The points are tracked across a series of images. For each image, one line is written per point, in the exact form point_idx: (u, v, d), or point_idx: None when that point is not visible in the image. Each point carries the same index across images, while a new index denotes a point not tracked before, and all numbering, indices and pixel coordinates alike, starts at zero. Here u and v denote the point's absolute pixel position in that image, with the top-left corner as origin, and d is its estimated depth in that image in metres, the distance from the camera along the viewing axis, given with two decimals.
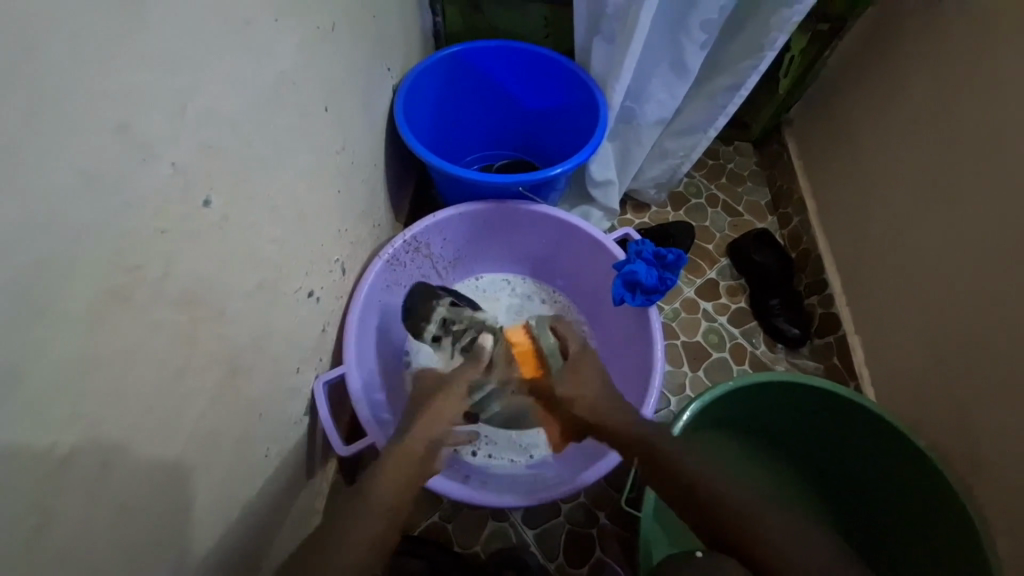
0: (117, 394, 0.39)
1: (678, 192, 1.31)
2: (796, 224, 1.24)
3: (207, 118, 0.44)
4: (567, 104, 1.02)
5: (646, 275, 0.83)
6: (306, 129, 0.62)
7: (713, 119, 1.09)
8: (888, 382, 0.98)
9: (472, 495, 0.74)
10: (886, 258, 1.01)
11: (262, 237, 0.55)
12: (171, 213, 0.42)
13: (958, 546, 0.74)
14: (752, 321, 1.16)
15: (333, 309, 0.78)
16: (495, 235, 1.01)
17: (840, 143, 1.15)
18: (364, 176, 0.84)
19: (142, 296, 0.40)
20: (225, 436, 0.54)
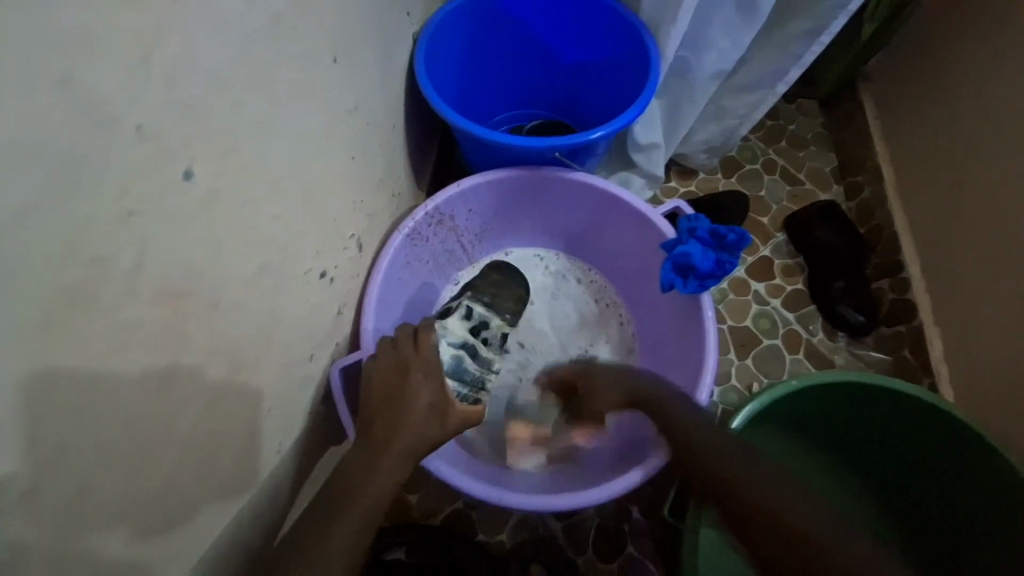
0: (83, 405, 0.34)
1: (731, 158, 1.17)
2: (867, 195, 1.08)
3: (182, 71, 0.36)
4: (613, 55, 0.89)
5: (701, 257, 0.73)
6: (311, 84, 0.53)
7: (783, 71, 0.94)
8: (969, 381, 0.87)
9: (502, 497, 0.69)
10: (980, 240, 0.86)
11: (261, 215, 0.48)
12: (140, 191, 0.34)
13: None
14: (810, 305, 1.04)
15: (349, 289, 0.72)
16: (525, 206, 0.91)
17: (932, 100, 0.98)
18: (381, 139, 0.74)
19: (110, 290, 0.34)
20: (226, 435, 0.49)
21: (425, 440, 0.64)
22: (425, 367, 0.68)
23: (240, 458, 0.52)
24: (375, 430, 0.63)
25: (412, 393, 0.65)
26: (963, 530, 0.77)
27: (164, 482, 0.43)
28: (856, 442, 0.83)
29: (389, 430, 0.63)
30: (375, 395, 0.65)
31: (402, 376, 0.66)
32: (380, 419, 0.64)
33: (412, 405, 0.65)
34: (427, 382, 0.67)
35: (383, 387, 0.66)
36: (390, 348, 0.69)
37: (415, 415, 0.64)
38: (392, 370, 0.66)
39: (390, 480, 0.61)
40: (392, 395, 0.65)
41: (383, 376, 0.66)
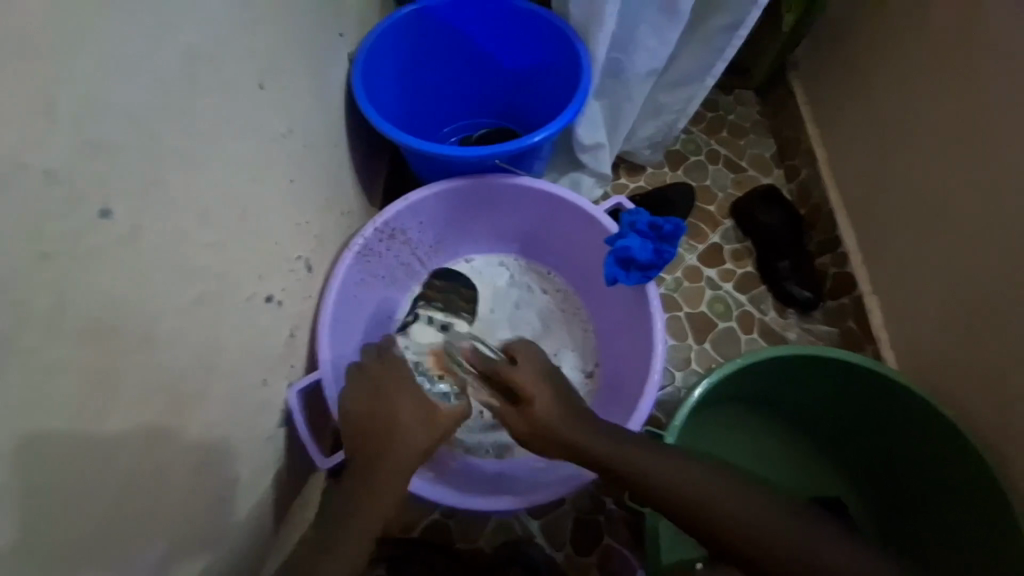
0: (16, 448, 0.34)
1: (676, 151, 1.21)
2: (804, 176, 1.14)
3: (90, 112, 0.37)
4: (548, 61, 0.92)
5: (640, 250, 0.76)
6: (237, 112, 0.54)
7: (709, 65, 0.98)
8: (908, 344, 0.92)
9: (466, 501, 0.70)
10: (905, 211, 0.92)
11: (193, 244, 0.48)
12: (53, 231, 0.35)
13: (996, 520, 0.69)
14: (760, 285, 1.08)
15: (301, 310, 0.72)
16: (476, 214, 0.93)
17: (851, 83, 1.04)
18: (323, 160, 0.75)
19: (30, 334, 0.34)
20: (177, 469, 0.49)
21: (416, 445, 0.66)
22: (394, 380, 0.72)
23: (196, 489, 0.52)
24: (364, 448, 0.65)
25: (391, 406, 0.68)
26: (918, 492, 0.80)
27: (110, 522, 0.42)
28: (809, 413, 0.88)
29: (382, 440, 0.65)
30: (354, 419, 0.67)
31: (374, 394, 0.69)
32: (369, 436, 0.65)
33: (396, 418, 0.67)
34: (402, 392, 0.70)
35: (359, 411, 0.67)
36: (365, 371, 0.73)
37: (402, 423, 0.66)
38: (366, 396, 0.69)
39: (388, 500, 0.62)
40: (374, 415, 0.67)
41: (355, 401, 0.69)
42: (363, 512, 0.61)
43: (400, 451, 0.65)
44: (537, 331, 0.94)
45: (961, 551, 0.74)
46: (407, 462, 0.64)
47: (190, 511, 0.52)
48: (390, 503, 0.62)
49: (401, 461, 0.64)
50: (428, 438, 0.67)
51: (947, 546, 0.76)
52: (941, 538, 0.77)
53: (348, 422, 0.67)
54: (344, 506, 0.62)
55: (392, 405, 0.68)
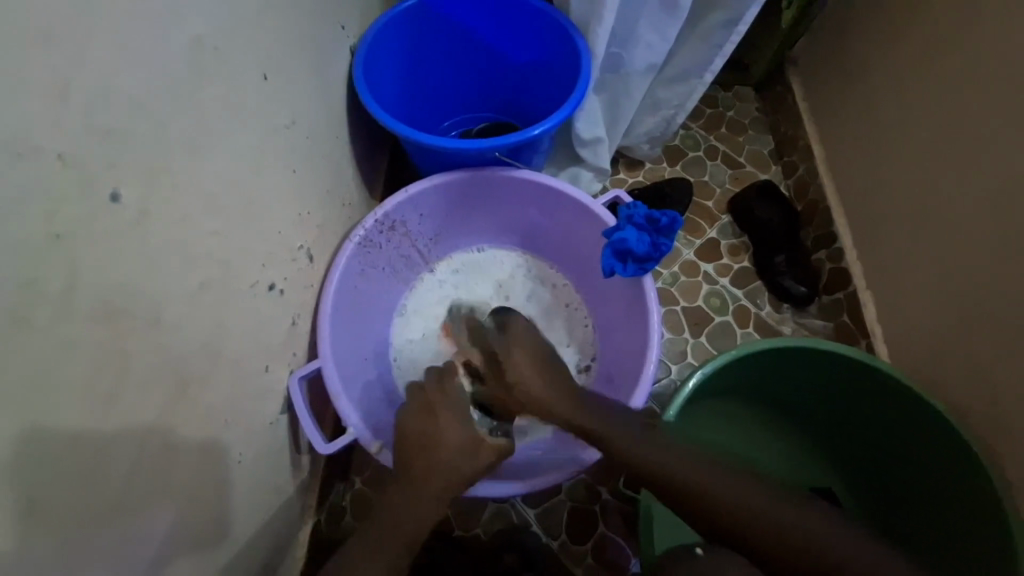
0: (31, 422, 0.35)
1: (674, 147, 1.22)
2: (802, 172, 1.15)
3: (100, 99, 0.38)
4: (548, 57, 0.92)
5: (637, 241, 0.77)
6: (242, 102, 0.55)
7: (708, 61, 0.99)
8: (900, 339, 0.93)
9: (465, 487, 0.70)
10: (899, 207, 0.93)
11: (198, 230, 0.49)
12: (65, 213, 0.36)
13: (985, 509, 0.70)
14: (756, 280, 1.09)
15: (303, 299, 0.73)
16: (475, 207, 0.94)
17: (848, 81, 1.05)
18: (325, 151, 0.76)
19: (42, 312, 0.35)
20: (182, 451, 0.51)
21: (459, 473, 0.67)
22: (451, 407, 0.72)
23: (200, 471, 0.54)
24: (413, 471, 0.66)
25: (442, 434, 0.69)
26: (908, 484, 0.81)
27: (119, 500, 0.44)
28: (801, 405, 0.89)
29: (427, 467, 0.66)
30: (409, 440, 0.69)
31: (431, 419, 0.70)
32: (416, 459, 0.67)
33: (444, 445, 0.68)
34: (455, 421, 0.70)
35: (416, 432, 0.69)
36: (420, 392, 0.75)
37: (449, 452, 0.68)
38: (420, 415, 0.71)
39: (427, 515, 0.64)
40: (424, 440, 0.68)
41: (415, 421, 0.70)
42: (405, 524, 0.63)
43: (445, 471, 0.66)
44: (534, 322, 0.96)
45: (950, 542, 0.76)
46: (445, 490, 0.66)
47: (195, 492, 0.53)
48: (430, 516, 0.64)
49: (440, 489, 0.66)
50: (472, 468, 0.68)
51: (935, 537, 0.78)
52: (929, 529, 0.78)
53: (403, 440, 0.69)
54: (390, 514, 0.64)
55: (440, 425, 0.70)
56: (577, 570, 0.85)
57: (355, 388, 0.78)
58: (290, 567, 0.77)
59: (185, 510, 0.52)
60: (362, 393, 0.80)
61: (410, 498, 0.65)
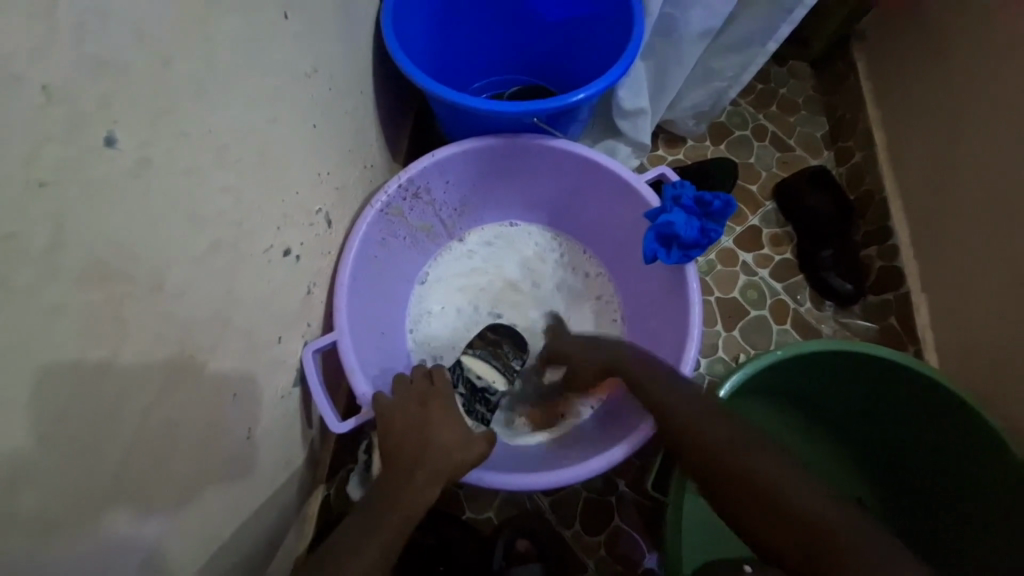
0: (18, 398, 0.31)
1: (720, 124, 1.13)
2: (858, 160, 1.05)
3: (92, 20, 0.32)
4: (595, 13, 0.83)
5: (685, 226, 0.71)
6: (259, 41, 0.48)
7: (772, 29, 0.89)
8: (955, 347, 0.87)
9: (485, 476, 0.66)
10: (969, 203, 0.84)
11: (206, 186, 0.44)
12: (50, 157, 0.30)
13: None
14: (797, 274, 1.02)
15: (319, 267, 0.68)
16: (505, 177, 0.87)
17: (924, 59, 0.94)
18: (347, 106, 0.70)
19: (24, 273, 0.30)
20: (187, 426, 0.47)
21: (450, 459, 0.62)
22: (443, 397, 0.69)
23: (206, 446, 0.50)
24: (402, 457, 0.62)
25: (434, 424, 0.65)
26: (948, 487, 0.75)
27: (119, 479, 0.40)
28: (835, 412, 0.84)
29: (418, 452, 0.62)
30: (396, 429, 0.64)
31: (422, 409, 0.67)
32: (406, 446, 0.63)
33: (434, 433, 0.64)
34: (448, 413, 0.67)
35: (403, 422, 0.65)
36: (407, 384, 0.71)
37: (439, 440, 0.63)
38: (413, 401, 0.67)
39: (421, 493, 0.59)
40: (414, 429, 0.64)
41: (403, 411, 0.66)
42: (399, 501, 0.58)
43: (439, 451, 0.62)
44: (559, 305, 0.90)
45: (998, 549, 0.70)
46: (438, 471, 0.61)
47: (203, 468, 0.50)
48: (423, 495, 0.59)
49: (433, 470, 0.61)
50: (464, 455, 0.63)
51: (979, 544, 0.72)
52: (968, 531, 0.73)
53: (390, 429, 0.64)
54: (381, 498, 0.59)
55: (429, 411, 0.66)
56: (590, 563, 0.82)
57: (371, 365, 0.74)
58: (298, 542, 0.75)
59: (193, 485, 0.49)
60: (380, 369, 0.76)
61: (398, 482, 0.59)
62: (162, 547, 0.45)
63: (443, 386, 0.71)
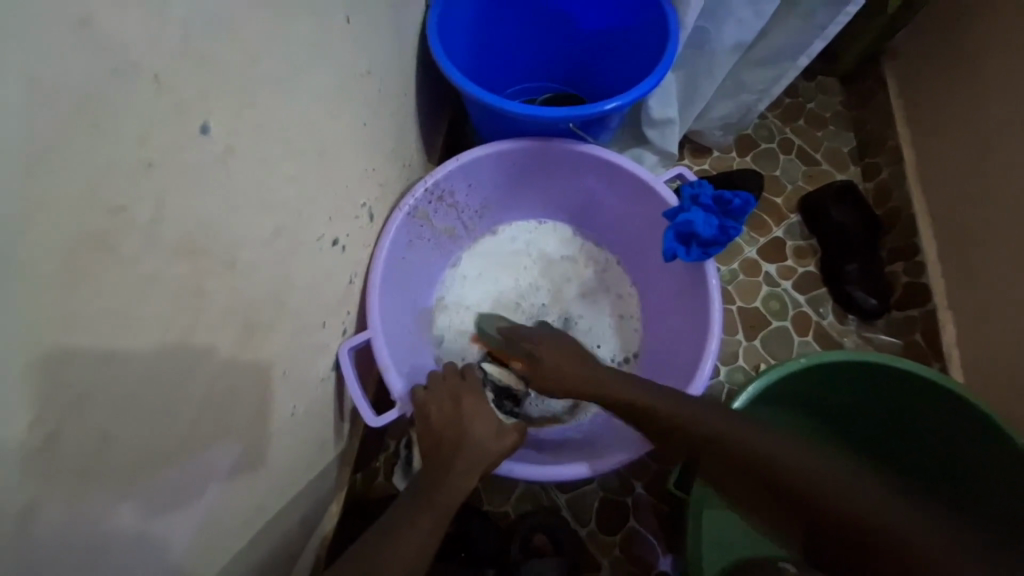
0: (114, 355, 0.34)
1: (747, 136, 1.14)
2: (885, 176, 1.06)
3: (197, 21, 0.35)
4: (631, 26, 0.86)
5: (704, 224, 0.73)
6: (325, 43, 0.52)
7: (805, 44, 0.91)
8: (979, 364, 0.87)
9: (515, 468, 0.68)
10: (998, 221, 0.84)
11: (274, 175, 0.48)
12: (158, 141, 0.34)
13: None
14: (820, 287, 1.03)
15: (359, 258, 0.72)
16: (527, 179, 0.89)
17: (956, 77, 0.94)
18: (392, 107, 0.73)
19: (130, 243, 0.33)
20: (243, 397, 0.50)
21: (484, 450, 0.65)
22: (475, 393, 0.71)
23: (256, 419, 0.53)
24: (441, 449, 0.65)
25: (469, 420, 0.67)
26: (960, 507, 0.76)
27: (185, 440, 0.43)
28: (858, 426, 0.83)
29: (454, 446, 0.65)
30: (433, 424, 0.67)
31: (456, 405, 0.69)
32: (444, 438, 0.66)
33: (470, 428, 0.66)
34: (480, 408, 0.69)
35: (439, 416, 0.68)
36: (440, 380, 0.73)
37: (475, 435, 0.66)
38: (445, 398, 0.70)
39: (463, 482, 0.63)
40: (450, 424, 0.67)
41: (439, 407, 0.68)
42: (443, 490, 0.62)
43: (475, 445, 0.65)
44: (573, 299, 0.92)
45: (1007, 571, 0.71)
46: (474, 461, 0.64)
47: (252, 438, 0.53)
48: (463, 486, 0.63)
49: (470, 460, 0.64)
50: (499, 446, 0.66)
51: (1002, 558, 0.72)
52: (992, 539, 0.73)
53: (427, 423, 0.68)
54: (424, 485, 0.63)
55: (462, 407, 0.69)
56: (603, 561, 0.84)
57: (402, 361, 0.77)
58: (324, 524, 0.78)
59: (243, 455, 0.52)
60: (410, 365, 0.79)
61: (437, 472, 0.63)
62: (213, 509, 0.49)
63: (473, 382, 0.73)
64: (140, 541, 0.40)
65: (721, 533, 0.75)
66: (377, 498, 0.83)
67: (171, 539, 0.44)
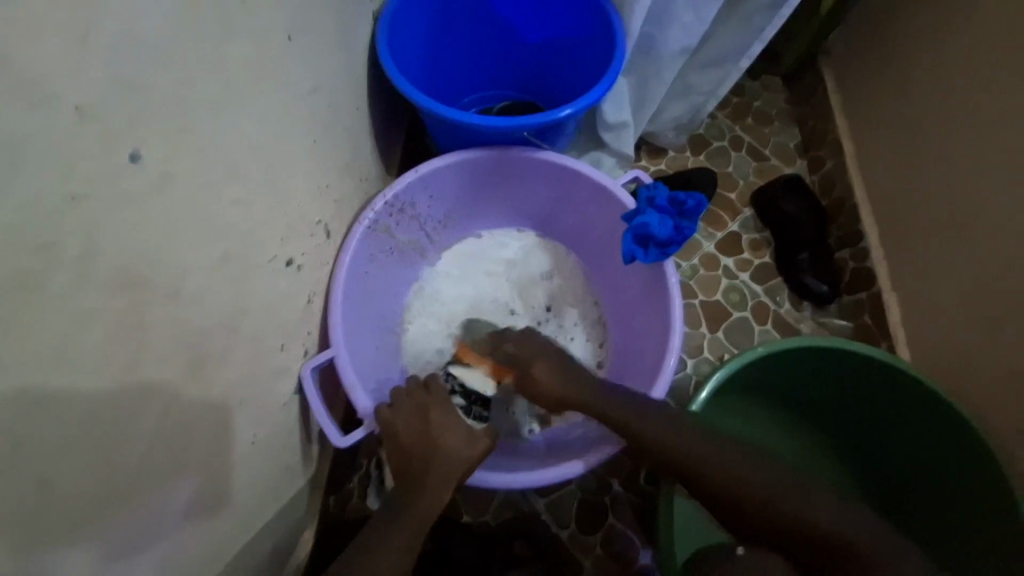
0: (45, 400, 0.32)
1: (699, 136, 1.18)
2: (828, 168, 1.11)
3: (122, 47, 0.34)
4: (579, 35, 0.88)
5: (660, 226, 0.75)
6: (266, 62, 0.51)
7: (745, 47, 0.96)
8: (925, 342, 0.92)
9: (487, 478, 0.68)
10: (933, 206, 0.90)
11: (218, 199, 0.46)
12: (83, 172, 0.33)
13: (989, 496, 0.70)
14: (776, 277, 1.07)
15: (318, 276, 0.71)
16: (487, 188, 0.90)
17: (887, 73, 1.00)
18: (344, 123, 0.73)
19: (59, 279, 0.32)
20: (199, 429, 0.48)
21: (457, 461, 0.65)
22: (441, 405, 0.70)
23: (215, 451, 0.52)
24: (413, 467, 0.65)
25: (438, 432, 0.67)
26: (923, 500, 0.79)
27: (133, 483, 0.41)
28: (816, 408, 0.87)
29: (425, 461, 0.65)
30: (403, 441, 0.67)
31: (423, 419, 0.68)
32: (415, 454, 0.66)
33: (439, 442, 0.66)
34: (450, 419, 0.68)
35: (408, 433, 0.67)
36: (404, 395, 0.71)
37: (446, 447, 0.65)
38: (413, 413, 0.69)
39: (438, 497, 0.63)
40: (420, 438, 0.66)
41: (405, 423, 0.68)
42: (416, 508, 0.61)
43: (446, 458, 0.65)
44: (541, 304, 0.93)
45: (949, 559, 0.76)
46: (448, 475, 0.64)
47: (211, 472, 0.51)
48: (436, 502, 0.62)
49: (443, 474, 0.64)
50: (471, 456, 0.66)
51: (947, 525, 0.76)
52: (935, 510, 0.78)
53: (397, 442, 0.67)
54: (400, 502, 0.63)
55: (429, 421, 0.68)
56: (585, 560, 0.84)
57: (368, 377, 0.76)
58: (298, 551, 0.76)
59: (203, 489, 0.50)
60: (376, 379, 0.77)
61: (411, 491, 0.63)
62: (172, 550, 0.47)
63: (440, 394, 0.72)
64: None
65: (695, 524, 0.78)
66: (352, 519, 0.82)
67: None
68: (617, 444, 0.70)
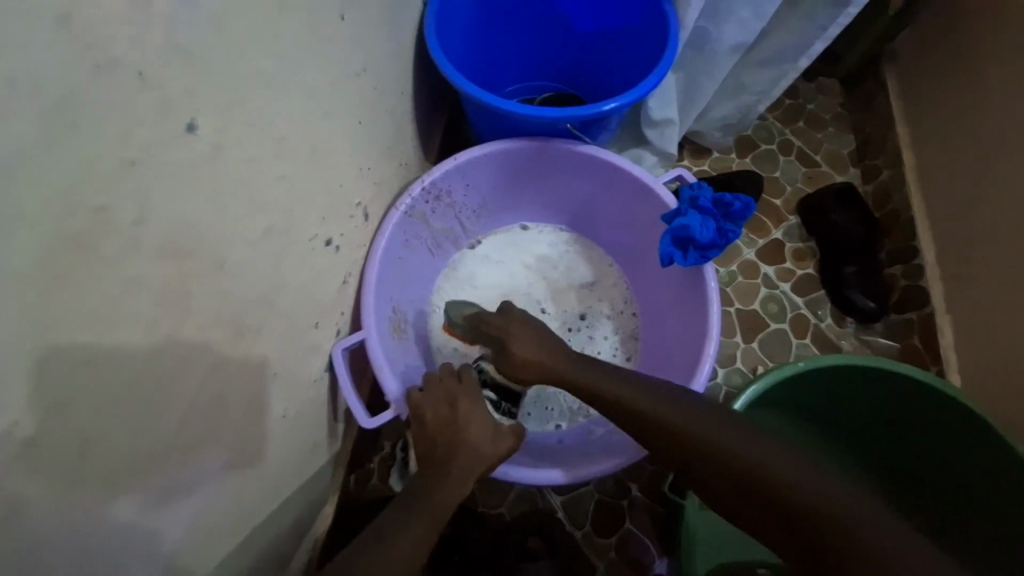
0: (93, 358, 0.33)
1: (747, 138, 1.13)
2: (884, 179, 1.05)
3: (184, 15, 0.34)
4: (631, 25, 0.85)
5: (701, 229, 0.72)
6: (318, 40, 0.51)
7: (806, 45, 0.90)
8: (979, 371, 0.86)
9: (510, 472, 0.68)
10: (1001, 226, 0.83)
11: (265, 174, 0.47)
12: (140, 140, 0.33)
13: None
14: (819, 290, 1.02)
15: (353, 258, 0.71)
16: (525, 179, 0.88)
17: (959, 80, 0.93)
18: (388, 106, 0.72)
19: (113, 243, 0.33)
20: (234, 399, 0.49)
21: (480, 451, 0.65)
22: (471, 393, 0.69)
23: (246, 421, 0.53)
24: (437, 453, 0.65)
25: (465, 421, 0.66)
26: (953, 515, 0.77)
27: (170, 446, 0.42)
28: (859, 428, 0.82)
29: (449, 448, 0.65)
30: (429, 427, 0.67)
31: (451, 406, 0.68)
32: (440, 440, 0.66)
33: (465, 431, 0.66)
34: (476, 409, 0.68)
35: (434, 419, 0.67)
36: (435, 381, 0.72)
37: (471, 438, 0.65)
38: (441, 400, 0.69)
39: (460, 485, 0.62)
40: (446, 426, 0.66)
41: (433, 410, 0.68)
42: (437, 494, 0.61)
43: (470, 447, 0.65)
44: (572, 301, 0.91)
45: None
46: (471, 465, 0.64)
47: (241, 442, 0.52)
48: (458, 490, 0.62)
49: (467, 463, 0.63)
50: (496, 447, 0.65)
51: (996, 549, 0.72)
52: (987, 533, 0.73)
53: (423, 426, 0.67)
54: (420, 488, 0.63)
55: (455, 408, 0.68)
56: (599, 564, 0.83)
57: (397, 361, 0.76)
58: (318, 524, 0.77)
59: (234, 457, 0.52)
60: (405, 364, 0.78)
61: (434, 476, 0.63)
62: (203, 512, 0.48)
63: (469, 383, 0.71)
64: (120, 551, 0.39)
65: (717, 539, 0.75)
66: (371, 499, 0.83)
67: (157, 544, 0.43)
68: (646, 447, 0.68)
